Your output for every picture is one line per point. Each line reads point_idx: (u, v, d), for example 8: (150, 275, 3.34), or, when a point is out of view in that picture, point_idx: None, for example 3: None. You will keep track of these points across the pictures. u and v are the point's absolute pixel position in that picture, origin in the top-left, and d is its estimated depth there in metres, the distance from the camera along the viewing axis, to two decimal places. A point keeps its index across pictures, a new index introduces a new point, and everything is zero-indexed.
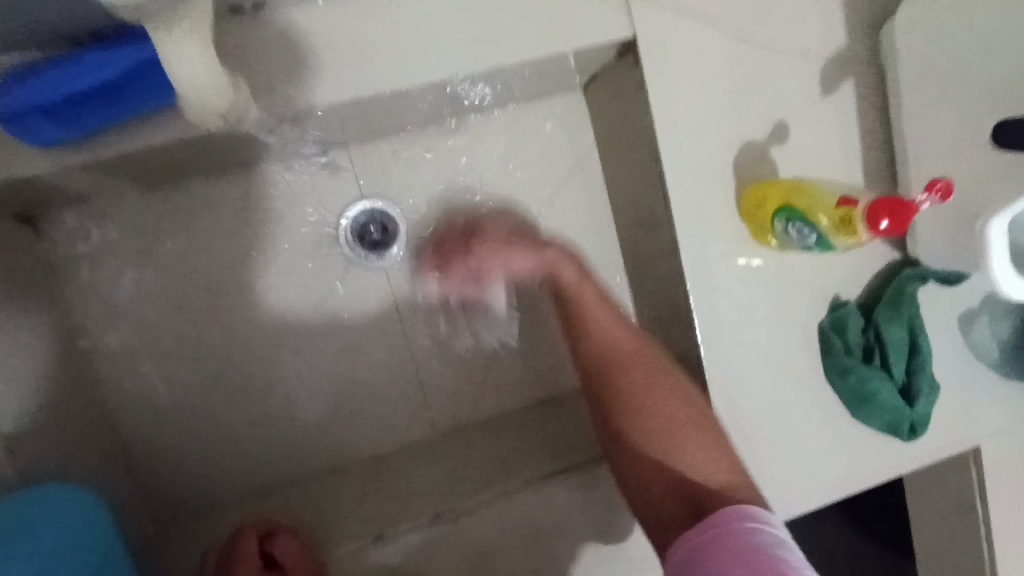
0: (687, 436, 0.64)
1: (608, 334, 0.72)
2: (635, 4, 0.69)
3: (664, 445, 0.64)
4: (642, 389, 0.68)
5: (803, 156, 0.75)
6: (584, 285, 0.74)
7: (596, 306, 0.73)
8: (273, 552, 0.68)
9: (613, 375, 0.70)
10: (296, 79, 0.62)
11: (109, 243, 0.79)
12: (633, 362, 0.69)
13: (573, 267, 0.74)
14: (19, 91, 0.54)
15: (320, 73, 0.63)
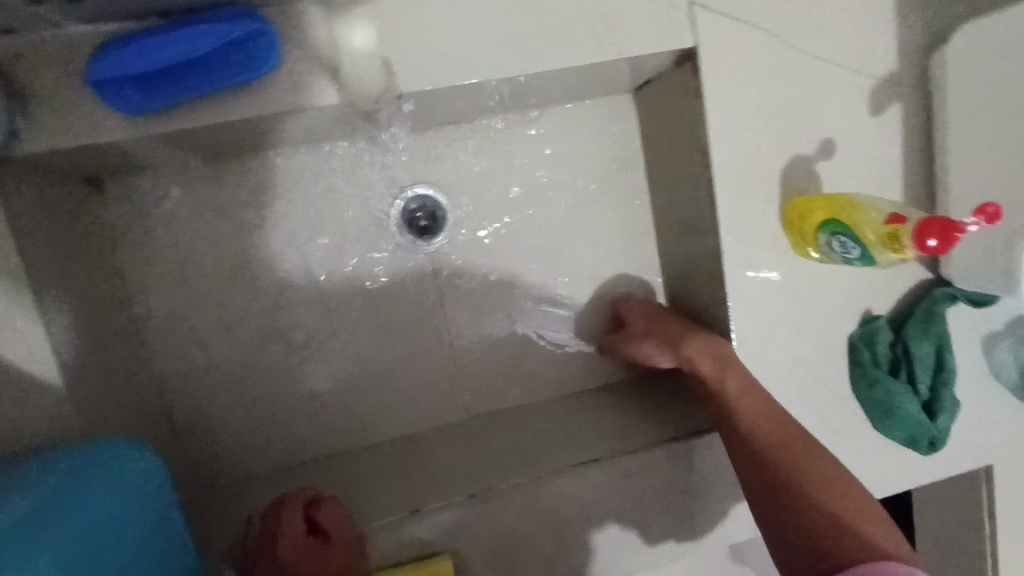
0: (848, 498, 0.65)
1: (751, 411, 0.72)
2: (698, 14, 0.71)
3: (810, 501, 0.66)
4: (789, 458, 0.69)
5: (846, 174, 0.78)
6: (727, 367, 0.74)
7: (743, 394, 0.72)
8: (315, 517, 0.71)
9: (769, 460, 0.69)
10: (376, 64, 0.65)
11: (165, 211, 0.81)
12: (782, 431, 0.71)
13: (709, 360, 0.75)
14: (118, 60, 0.57)
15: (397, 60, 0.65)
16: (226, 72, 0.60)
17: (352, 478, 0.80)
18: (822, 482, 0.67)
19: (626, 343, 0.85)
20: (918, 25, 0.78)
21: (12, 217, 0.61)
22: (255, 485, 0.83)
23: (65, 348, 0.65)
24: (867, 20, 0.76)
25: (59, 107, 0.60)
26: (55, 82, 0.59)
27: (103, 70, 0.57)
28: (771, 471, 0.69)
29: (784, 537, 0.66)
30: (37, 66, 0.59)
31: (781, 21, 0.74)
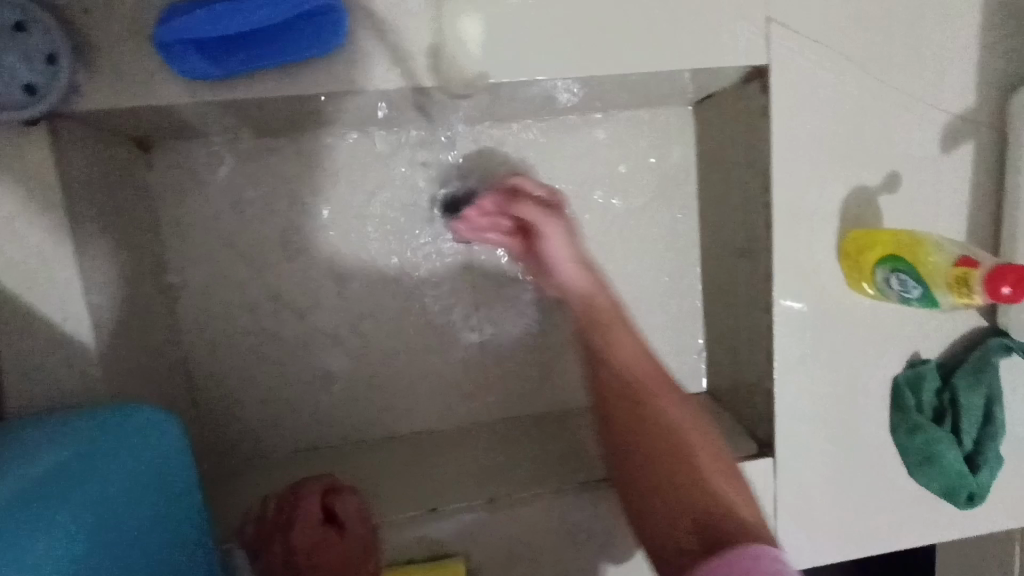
0: (718, 472, 0.58)
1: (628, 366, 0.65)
2: (774, 32, 0.69)
3: (690, 473, 0.58)
4: (669, 423, 0.62)
5: (910, 210, 0.75)
6: (598, 294, 0.70)
7: (624, 333, 0.67)
8: (332, 507, 0.69)
9: (635, 402, 0.63)
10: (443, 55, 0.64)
11: (211, 180, 0.80)
12: (657, 390, 0.64)
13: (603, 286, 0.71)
14: (186, 23, 0.56)
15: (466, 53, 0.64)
16: (291, 48, 0.59)
17: (370, 468, 0.79)
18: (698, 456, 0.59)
19: (521, 199, 0.75)
20: (1001, 64, 0.75)
21: (65, 175, 0.61)
22: (272, 464, 0.82)
23: (101, 308, 0.65)
24: (947, 53, 0.73)
25: (123, 65, 0.59)
26: (120, 41, 0.59)
27: (170, 33, 0.56)
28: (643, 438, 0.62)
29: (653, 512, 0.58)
30: (105, 22, 0.58)
31: (858, 46, 0.71)
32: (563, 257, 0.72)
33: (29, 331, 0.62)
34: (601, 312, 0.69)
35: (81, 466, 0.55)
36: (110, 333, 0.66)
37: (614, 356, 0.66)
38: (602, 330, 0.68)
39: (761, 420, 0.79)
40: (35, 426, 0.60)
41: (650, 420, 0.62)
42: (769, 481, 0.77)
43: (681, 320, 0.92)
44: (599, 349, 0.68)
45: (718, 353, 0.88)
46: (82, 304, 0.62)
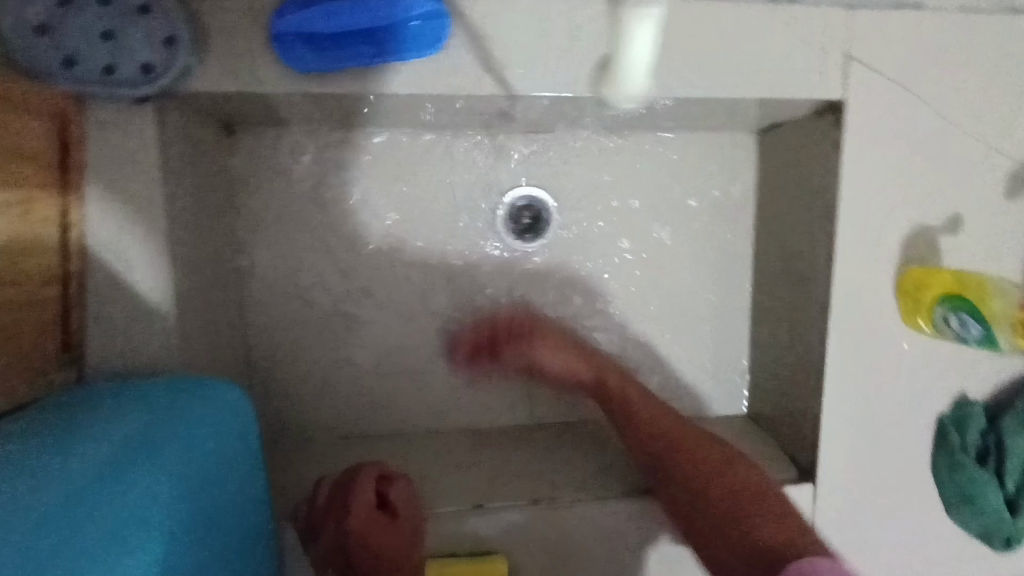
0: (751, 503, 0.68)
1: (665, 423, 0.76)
2: (852, 69, 0.71)
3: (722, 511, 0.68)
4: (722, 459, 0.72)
5: (969, 252, 0.76)
6: (597, 362, 0.81)
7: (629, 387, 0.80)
8: (387, 494, 0.71)
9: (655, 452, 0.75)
10: (559, 66, 0.66)
11: (288, 167, 0.82)
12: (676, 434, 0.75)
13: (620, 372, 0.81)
14: (303, 17, 0.60)
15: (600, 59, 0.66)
16: (395, 45, 0.62)
17: (417, 460, 0.81)
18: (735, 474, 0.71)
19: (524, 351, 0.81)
20: None
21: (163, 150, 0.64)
22: (319, 447, 0.84)
23: (183, 281, 0.67)
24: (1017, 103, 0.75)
25: (234, 52, 0.62)
26: (232, 29, 0.62)
27: (286, 26, 0.60)
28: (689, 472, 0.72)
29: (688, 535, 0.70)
30: (221, 10, 0.61)
31: (932, 88, 0.73)
32: (560, 362, 0.80)
33: (117, 297, 0.64)
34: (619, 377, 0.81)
35: (164, 431, 0.57)
36: (188, 305, 0.68)
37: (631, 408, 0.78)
38: (609, 390, 0.80)
39: (804, 445, 0.80)
40: (121, 390, 0.62)
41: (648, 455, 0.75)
42: (810, 507, 0.77)
43: (727, 341, 0.93)
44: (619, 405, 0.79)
45: (762, 377, 0.90)
46: (170, 277, 0.65)
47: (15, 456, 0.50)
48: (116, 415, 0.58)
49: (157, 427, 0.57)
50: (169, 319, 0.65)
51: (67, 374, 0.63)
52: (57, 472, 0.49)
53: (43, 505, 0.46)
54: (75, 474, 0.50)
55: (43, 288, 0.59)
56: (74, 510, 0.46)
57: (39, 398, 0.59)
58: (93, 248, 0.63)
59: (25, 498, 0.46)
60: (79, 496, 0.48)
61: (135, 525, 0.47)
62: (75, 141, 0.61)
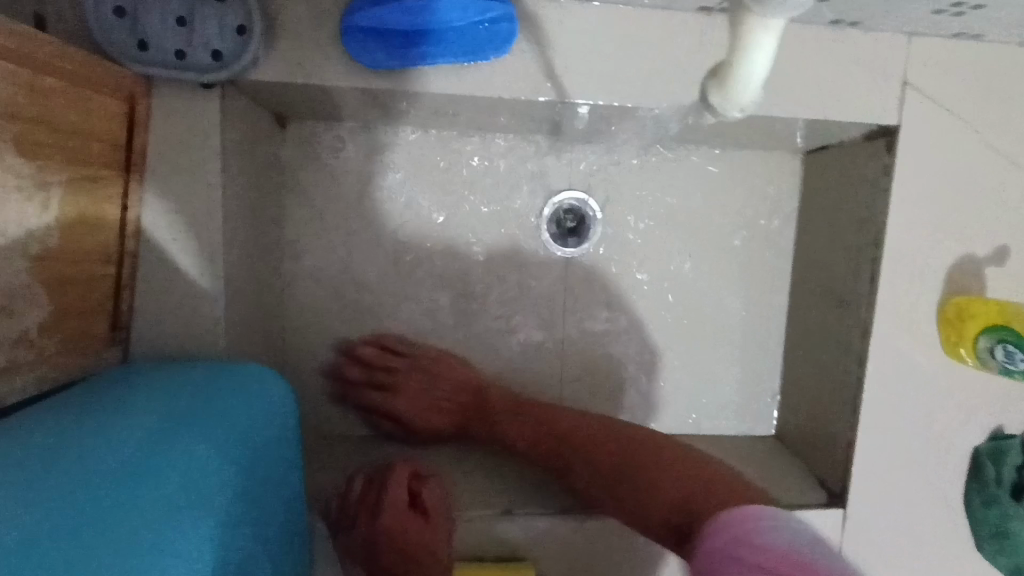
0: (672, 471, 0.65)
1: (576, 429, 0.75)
2: (908, 94, 0.71)
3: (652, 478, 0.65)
4: (618, 441, 0.71)
5: (1015, 285, 0.76)
6: (464, 386, 0.80)
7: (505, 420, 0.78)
8: (420, 494, 0.71)
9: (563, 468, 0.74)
10: (621, 75, 0.66)
11: (336, 161, 0.83)
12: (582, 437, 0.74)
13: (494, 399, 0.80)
14: (375, 12, 0.60)
15: (674, 69, 0.67)
16: (463, 48, 0.62)
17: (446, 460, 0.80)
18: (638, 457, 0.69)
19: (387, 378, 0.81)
20: None
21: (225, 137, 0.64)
22: (348, 441, 0.84)
23: (233, 268, 0.68)
24: None
25: (302, 44, 0.63)
26: (302, 20, 0.62)
27: (358, 20, 0.60)
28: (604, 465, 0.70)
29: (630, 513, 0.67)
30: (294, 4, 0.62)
31: (987, 119, 0.73)
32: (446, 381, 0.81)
33: (167, 278, 0.65)
34: (489, 391, 0.80)
35: (194, 426, 0.55)
36: (235, 290, 0.68)
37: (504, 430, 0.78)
38: (490, 404, 0.79)
39: (836, 469, 0.79)
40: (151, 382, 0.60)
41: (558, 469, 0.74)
42: (839, 532, 0.77)
43: (759, 360, 0.93)
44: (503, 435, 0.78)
45: (795, 399, 0.89)
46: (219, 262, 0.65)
47: (63, 435, 0.50)
48: (160, 398, 0.58)
49: (184, 422, 0.55)
50: (217, 304, 0.65)
51: (114, 353, 0.63)
52: (105, 452, 0.49)
53: (67, 499, 0.44)
54: (105, 467, 0.48)
55: (101, 266, 0.59)
56: (120, 495, 0.46)
57: (88, 375, 0.59)
58: (147, 229, 0.64)
59: (75, 482, 0.46)
60: (115, 483, 0.47)
61: (181, 514, 0.47)
62: (140, 123, 0.61)
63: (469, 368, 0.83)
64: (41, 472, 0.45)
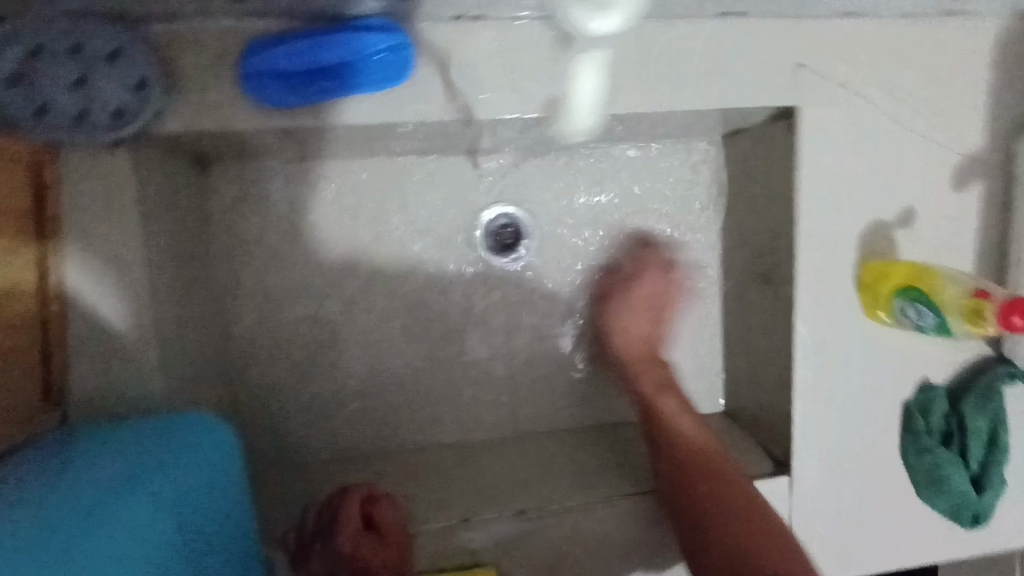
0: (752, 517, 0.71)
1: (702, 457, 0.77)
2: (802, 75, 0.74)
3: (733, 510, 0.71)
4: (705, 471, 0.75)
5: (925, 245, 0.79)
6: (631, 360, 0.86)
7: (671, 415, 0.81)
8: (372, 514, 0.74)
9: (684, 470, 0.75)
10: (524, 87, 0.69)
11: (264, 197, 0.84)
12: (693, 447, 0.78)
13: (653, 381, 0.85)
14: (269, 56, 0.61)
15: (575, 79, 0.70)
16: (360, 79, 0.63)
17: (407, 476, 0.82)
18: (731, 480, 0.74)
19: (619, 286, 0.89)
20: (1009, 112, 0.80)
21: (139, 192, 0.65)
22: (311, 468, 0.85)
23: (166, 320, 0.68)
24: (961, 101, 0.79)
25: (204, 92, 0.63)
26: (202, 69, 0.63)
27: (253, 64, 0.62)
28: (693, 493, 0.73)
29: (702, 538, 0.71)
30: (191, 54, 0.63)
31: (880, 91, 0.77)
32: (638, 300, 0.88)
33: (98, 337, 0.65)
34: (636, 354, 0.86)
35: (155, 470, 0.58)
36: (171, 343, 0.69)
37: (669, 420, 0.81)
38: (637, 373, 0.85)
39: (778, 438, 0.82)
40: (101, 432, 0.62)
41: (693, 471, 0.75)
42: (785, 498, 0.80)
43: (702, 342, 0.96)
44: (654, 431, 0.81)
45: (738, 375, 0.92)
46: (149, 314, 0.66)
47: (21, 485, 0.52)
48: (116, 445, 0.60)
49: (143, 461, 0.58)
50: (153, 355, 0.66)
51: (52, 417, 0.63)
52: (68, 494, 0.52)
53: (33, 529, 0.47)
54: (74, 507, 0.51)
55: (24, 334, 0.59)
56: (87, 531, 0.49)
57: (22, 445, 0.59)
58: (71, 291, 0.64)
59: (45, 521, 0.48)
60: (83, 522, 0.49)
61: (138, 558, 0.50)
62: (50, 187, 0.62)
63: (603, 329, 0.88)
64: (25, 511, 0.49)
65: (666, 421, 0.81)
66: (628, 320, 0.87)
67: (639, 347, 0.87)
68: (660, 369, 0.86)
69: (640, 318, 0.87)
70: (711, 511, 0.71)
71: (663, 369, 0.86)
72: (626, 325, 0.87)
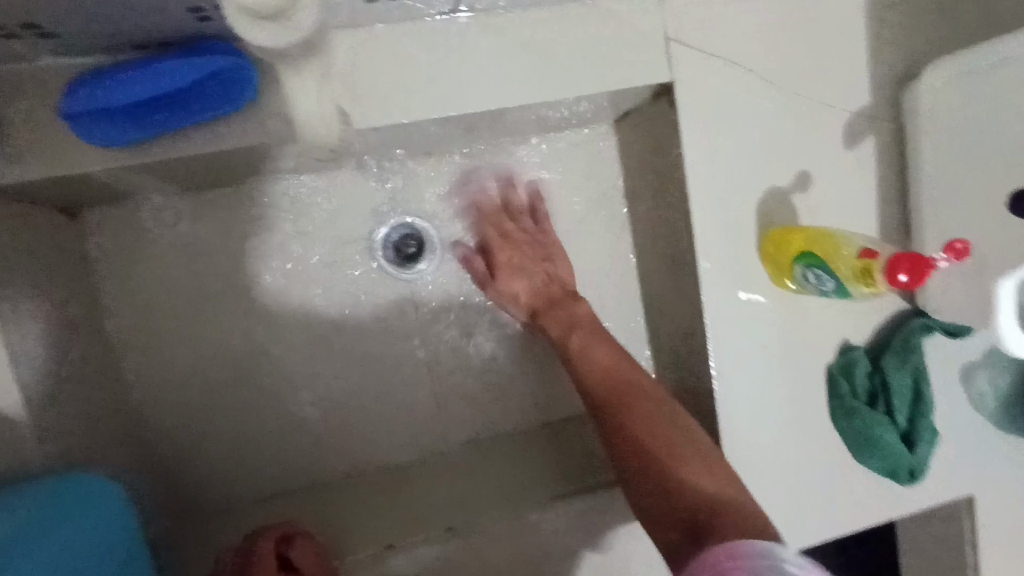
0: (688, 451, 0.62)
1: (641, 417, 0.66)
2: (675, 49, 0.73)
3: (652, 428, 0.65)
4: (645, 405, 0.68)
5: (823, 206, 0.78)
6: (522, 297, 0.84)
7: (578, 343, 0.77)
8: (288, 555, 0.69)
9: (607, 413, 0.69)
10: (384, 94, 0.66)
11: (144, 238, 0.80)
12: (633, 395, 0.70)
13: (557, 319, 0.81)
14: (93, 94, 0.57)
15: (437, 79, 0.67)
16: (203, 106, 0.61)
17: (328, 509, 0.78)
18: (660, 404, 0.68)
19: (489, 283, 0.85)
20: (890, 63, 0.80)
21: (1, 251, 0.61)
22: (229, 514, 0.82)
23: (40, 382, 0.62)
24: (840, 56, 0.78)
25: (39, 140, 0.60)
26: (34, 114, 0.60)
27: (76, 105, 0.58)
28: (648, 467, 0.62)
29: (634, 490, 0.62)
30: (20, 100, 0.60)
31: (756, 56, 0.75)
32: (512, 279, 0.84)
33: None
34: (551, 295, 0.83)
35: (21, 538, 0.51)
36: (61, 402, 0.65)
37: (578, 362, 0.76)
38: (541, 309, 0.82)
39: (705, 419, 0.80)
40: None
41: (617, 408, 0.68)
42: None
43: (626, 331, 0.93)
44: (572, 368, 0.77)
45: (663, 361, 0.90)
46: (27, 375, 0.60)
47: None
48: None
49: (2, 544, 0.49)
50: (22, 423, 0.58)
51: None
52: None
53: None
54: None
55: None
56: None
57: None
58: None
59: None
60: None
61: None
62: None
63: (519, 277, 0.84)
64: None
65: (575, 359, 0.76)
66: (516, 282, 0.84)
67: (543, 296, 0.83)
68: (576, 307, 0.82)
69: (535, 274, 0.84)
70: (642, 476, 0.62)
71: (575, 304, 0.82)
72: (512, 284, 0.84)
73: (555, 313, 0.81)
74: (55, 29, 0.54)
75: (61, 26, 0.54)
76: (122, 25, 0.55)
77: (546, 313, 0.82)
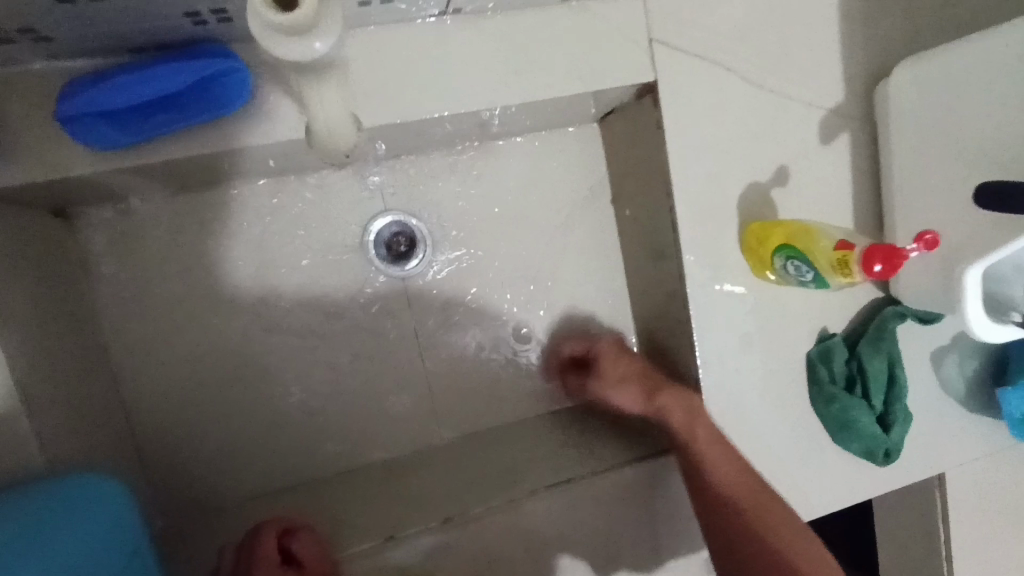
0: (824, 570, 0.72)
1: (731, 478, 0.76)
2: (658, 50, 0.75)
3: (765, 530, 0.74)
4: (761, 511, 0.75)
5: (801, 199, 0.82)
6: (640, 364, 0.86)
7: (714, 449, 0.76)
8: (291, 548, 0.70)
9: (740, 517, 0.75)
10: (378, 94, 0.67)
11: (135, 240, 0.80)
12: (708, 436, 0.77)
13: (695, 433, 0.77)
14: (90, 97, 0.58)
15: (431, 79, 0.69)
16: (200, 108, 0.62)
17: (325, 505, 0.79)
18: (775, 507, 0.76)
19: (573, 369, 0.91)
20: (863, 61, 0.83)
21: None
22: (226, 514, 0.82)
23: (36, 382, 0.62)
24: (816, 56, 0.81)
25: (32, 142, 0.60)
26: (27, 116, 0.60)
27: (72, 108, 0.58)
28: (732, 519, 0.75)
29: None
30: (12, 102, 0.60)
31: (736, 56, 0.78)
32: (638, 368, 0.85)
33: None
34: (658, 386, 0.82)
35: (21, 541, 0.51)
36: (59, 403, 0.65)
37: (714, 467, 0.76)
38: (656, 396, 0.81)
39: None
40: None
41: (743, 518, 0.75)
42: None
43: (613, 323, 0.96)
44: (697, 469, 0.76)
45: (650, 351, 0.93)
46: (25, 376, 0.60)
47: None
48: None
49: None
50: (22, 427, 0.59)
51: None
52: None
53: None
54: None
55: None
56: None
57: None
58: None
59: None
60: None
61: None
62: None
63: (619, 367, 0.86)
64: None
65: (705, 464, 0.76)
66: (618, 371, 0.86)
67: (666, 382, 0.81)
68: (693, 402, 0.79)
69: (674, 396, 0.80)
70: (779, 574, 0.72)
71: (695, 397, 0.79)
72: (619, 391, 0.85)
73: (686, 402, 0.78)
74: (52, 33, 0.55)
75: (59, 30, 0.54)
76: (118, 29, 0.56)
77: (657, 399, 0.81)
